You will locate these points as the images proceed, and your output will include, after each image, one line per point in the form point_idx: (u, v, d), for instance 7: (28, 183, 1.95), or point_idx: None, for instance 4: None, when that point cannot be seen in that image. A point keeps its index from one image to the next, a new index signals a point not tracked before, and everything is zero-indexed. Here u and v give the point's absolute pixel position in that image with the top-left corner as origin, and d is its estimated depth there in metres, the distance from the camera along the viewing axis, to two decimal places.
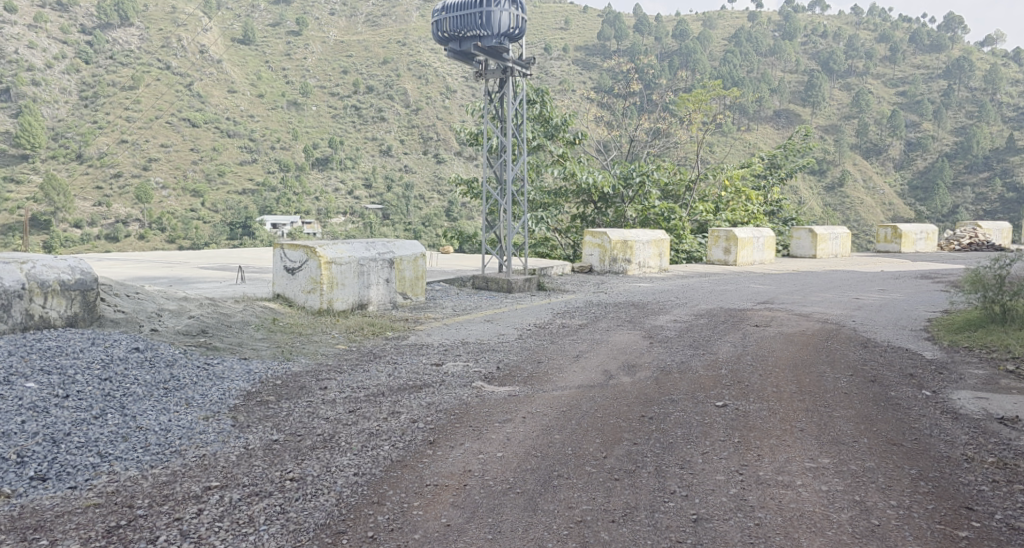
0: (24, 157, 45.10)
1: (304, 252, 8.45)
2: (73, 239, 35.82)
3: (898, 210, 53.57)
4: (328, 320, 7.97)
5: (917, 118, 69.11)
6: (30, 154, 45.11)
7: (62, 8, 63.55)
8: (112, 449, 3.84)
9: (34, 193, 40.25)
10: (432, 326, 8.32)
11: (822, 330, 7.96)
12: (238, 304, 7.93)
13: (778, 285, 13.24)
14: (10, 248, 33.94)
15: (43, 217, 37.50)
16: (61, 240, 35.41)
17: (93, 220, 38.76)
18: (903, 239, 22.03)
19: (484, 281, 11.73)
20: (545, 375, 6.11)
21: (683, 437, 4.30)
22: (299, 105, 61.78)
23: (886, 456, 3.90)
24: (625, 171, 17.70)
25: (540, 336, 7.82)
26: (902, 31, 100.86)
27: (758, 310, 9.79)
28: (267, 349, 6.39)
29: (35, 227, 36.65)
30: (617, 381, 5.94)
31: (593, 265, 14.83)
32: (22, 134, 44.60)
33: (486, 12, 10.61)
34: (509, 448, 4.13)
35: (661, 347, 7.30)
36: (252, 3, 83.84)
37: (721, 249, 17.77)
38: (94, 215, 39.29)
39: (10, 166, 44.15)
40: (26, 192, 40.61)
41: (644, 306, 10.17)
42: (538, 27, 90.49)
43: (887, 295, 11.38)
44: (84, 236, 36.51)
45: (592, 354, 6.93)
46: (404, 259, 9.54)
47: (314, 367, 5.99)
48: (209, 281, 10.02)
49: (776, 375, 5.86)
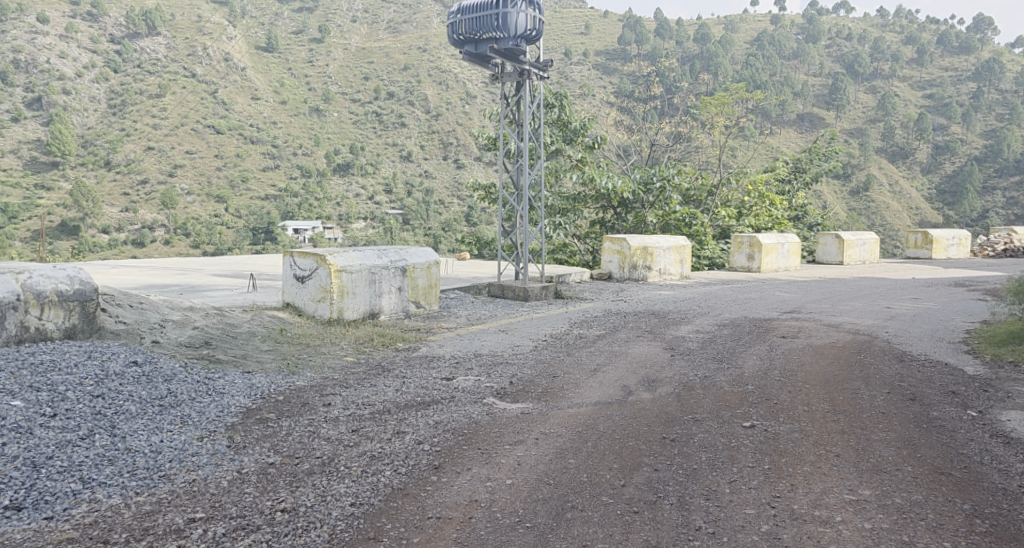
0: (54, 164, 45.77)
1: (314, 260, 8.23)
2: (101, 244, 36.20)
3: (926, 215, 52.53)
4: (337, 330, 7.74)
5: (945, 120, 67.91)
6: (60, 161, 45.74)
7: (91, 18, 64.19)
8: (95, 474, 3.61)
9: (63, 199, 40.77)
10: (445, 337, 8.05)
11: (854, 343, 7.59)
12: (246, 314, 7.72)
13: (803, 292, 12.86)
14: (37, 253, 34.31)
15: (72, 223, 37.95)
16: (89, 245, 35.79)
17: (120, 225, 39.16)
18: (934, 244, 21.44)
19: (499, 289, 11.49)
20: (560, 391, 5.81)
21: (708, 462, 3.98)
22: (321, 112, 62.11)
23: (934, 487, 3.57)
24: (645, 176, 17.38)
25: (556, 348, 7.53)
26: (928, 33, 99.31)
27: (785, 320, 9.42)
28: (271, 362, 6.15)
29: (63, 233, 37.09)
30: (637, 397, 5.62)
31: (612, 272, 14.52)
32: (53, 141, 45.40)
33: (502, 14, 10.35)
34: (519, 474, 3.84)
35: (683, 360, 6.97)
36: (276, 12, 84.71)
37: (745, 255, 17.38)
38: (121, 221, 39.68)
39: (41, 173, 44.80)
40: (55, 198, 41.11)
41: (666, 316, 9.83)
42: (558, 32, 90.39)
43: (920, 304, 10.94)
44: (112, 241, 36.87)
45: (610, 368, 6.62)
46: (417, 267, 9.29)
47: (318, 382, 5.74)
48: (220, 289, 9.84)
49: (806, 392, 5.52)
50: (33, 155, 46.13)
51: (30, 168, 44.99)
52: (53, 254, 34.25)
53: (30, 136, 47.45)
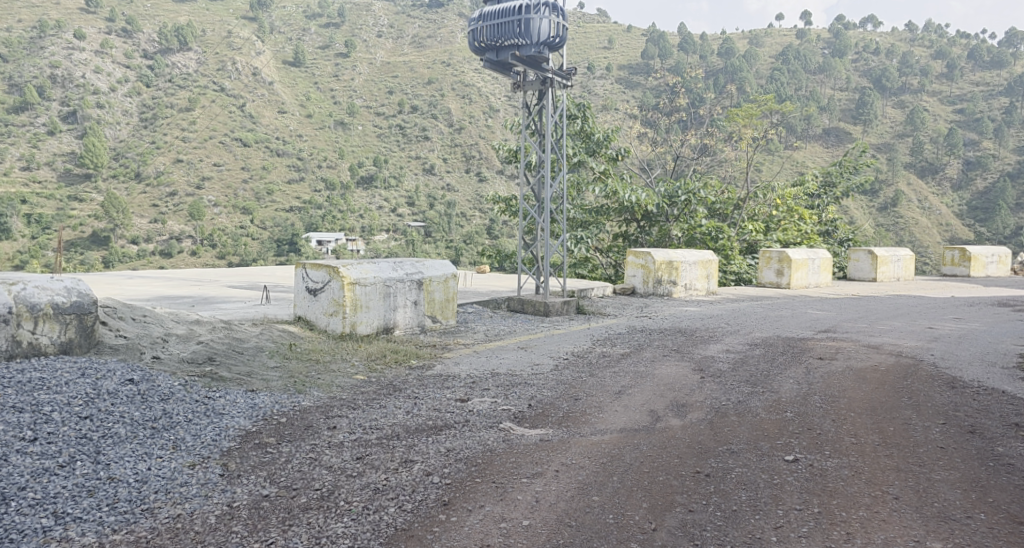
0: (86, 176, 46.38)
1: (326, 271, 7.94)
2: (129, 255, 36.43)
3: (957, 232, 51.40)
4: (350, 345, 7.43)
5: (976, 135, 66.60)
6: (93, 173, 46.35)
7: (126, 34, 64.97)
8: (71, 507, 3.28)
9: (94, 210, 41.25)
10: (462, 354, 7.68)
11: (898, 368, 7.18)
12: (256, 327, 7.43)
13: (838, 310, 12.36)
14: (68, 264, 34.64)
15: (102, 234, 38.30)
16: (118, 256, 36.10)
17: (149, 236, 39.43)
18: (972, 261, 20.74)
19: (519, 303, 11.12)
20: (582, 415, 5.42)
21: (749, 504, 3.60)
22: (345, 125, 62.49)
23: (1011, 540, 3.21)
24: (670, 189, 16.93)
25: (578, 367, 7.15)
26: (959, 47, 97.74)
27: (820, 340, 8.99)
28: (277, 380, 5.81)
29: (94, 243, 37.46)
30: (665, 424, 5.23)
31: (636, 287, 14.07)
32: (86, 154, 46.11)
33: (525, 20, 10.04)
34: (538, 513, 3.48)
35: (714, 383, 6.55)
36: (303, 29, 85.83)
37: (773, 270, 16.85)
38: (150, 231, 39.95)
39: (73, 184, 45.36)
40: (87, 209, 41.53)
41: (694, 334, 9.42)
42: (581, 47, 90.24)
43: (963, 325, 10.46)
44: (140, 252, 37.14)
45: (637, 391, 6.21)
46: (434, 280, 8.97)
47: (325, 402, 5.40)
48: (233, 301, 9.60)
49: (851, 423, 5.15)
50: (67, 167, 46.71)
51: (63, 180, 45.60)
52: (83, 264, 34.58)
53: (64, 149, 48.19)
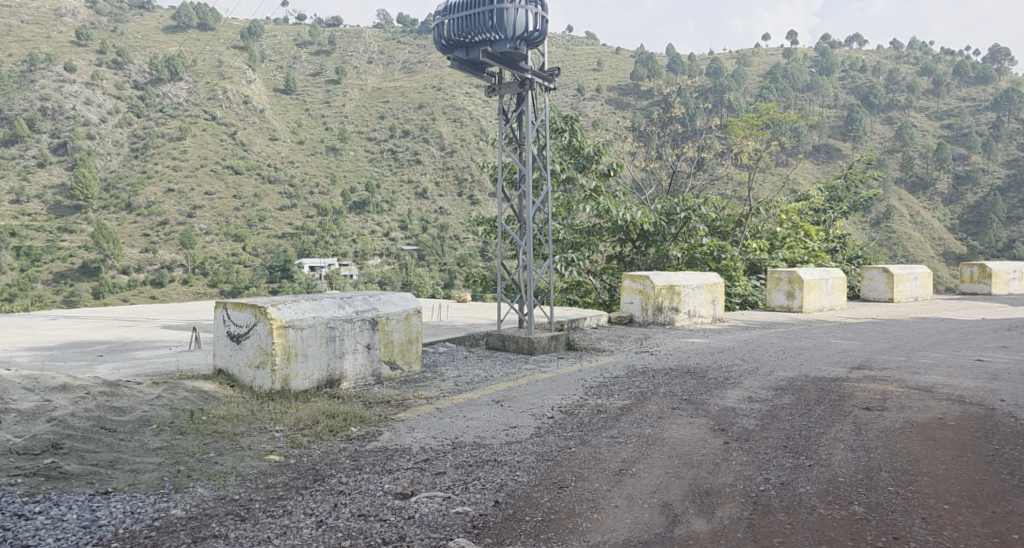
0: (77, 208, 44.78)
1: (251, 312, 6.38)
2: (120, 285, 35.16)
3: (950, 245, 50.27)
4: (277, 407, 5.84)
5: (965, 150, 65.62)
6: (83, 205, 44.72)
7: (116, 65, 63.72)
8: None
9: (85, 241, 39.76)
10: (420, 414, 6.07)
11: (971, 424, 5.72)
12: (156, 387, 5.81)
13: (866, 339, 10.83)
14: (51, 298, 33.06)
15: (92, 264, 36.82)
16: (109, 287, 34.76)
17: (140, 266, 38.06)
18: (993, 278, 19.35)
19: (499, 339, 9.60)
20: (568, 517, 3.85)
21: None
22: (337, 150, 61.14)
23: None
24: (667, 206, 15.42)
25: (566, 432, 5.54)
26: (944, 64, 97.36)
27: (860, 380, 7.49)
28: (152, 471, 4.21)
29: (84, 274, 35.93)
30: (686, 530, 3.73)
31: (634, 314, 12.51)
32: (76, 185, 44.42)
33: (498, 10, 8.60)
34: None
35: (744, 452, 4.97)
36: (294, 56, 84.93)
37: (784, 293, 15.32)
38: (141, 262, 38.47)
39: (63, 216, 43.78)
40: (77, 241, 39.91)
41: (707, 375, 7.84)
42: (570, 69, 89.15)
43: (1014, 355, 9.12)
44: (131, 282, 35.88)
45: (644, 469, 4.64)
46: (392, 317, 7.33)
47: (204, 509, 3.77)
48: (155, 347, 8.05)
49: (949, 525, 3.72)
50: (57, 199, 45.19)
51: (53, 212, 44.12)
52: (72, 299, 33.24)
53: (54, 181, 46.70)
